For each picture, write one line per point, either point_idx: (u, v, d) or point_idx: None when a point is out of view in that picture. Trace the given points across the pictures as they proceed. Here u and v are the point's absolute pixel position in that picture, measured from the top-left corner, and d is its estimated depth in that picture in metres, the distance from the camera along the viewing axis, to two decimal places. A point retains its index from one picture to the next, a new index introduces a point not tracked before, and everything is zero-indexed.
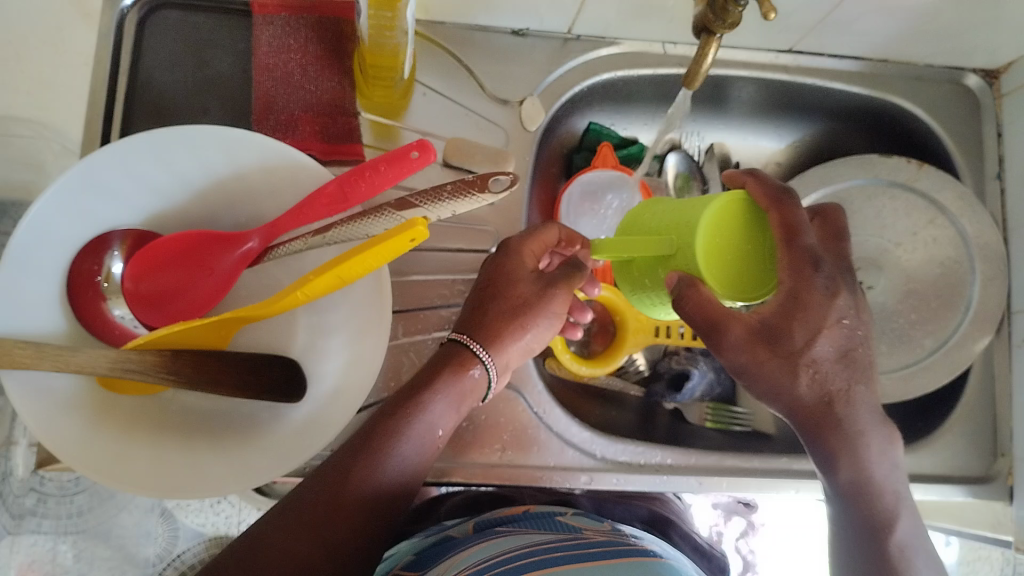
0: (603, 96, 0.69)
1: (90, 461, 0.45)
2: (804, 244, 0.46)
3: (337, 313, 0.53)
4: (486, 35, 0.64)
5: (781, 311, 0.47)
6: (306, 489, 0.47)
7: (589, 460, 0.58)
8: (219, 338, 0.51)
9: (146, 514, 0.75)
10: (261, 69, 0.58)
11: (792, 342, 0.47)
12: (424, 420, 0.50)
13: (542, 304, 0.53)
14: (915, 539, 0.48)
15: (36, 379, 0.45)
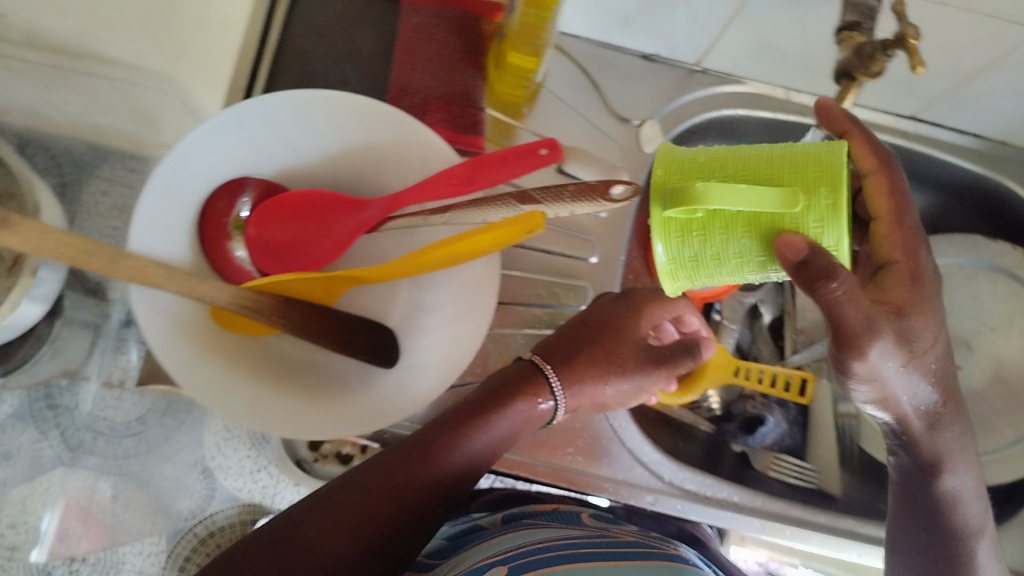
0: (717, 132, 0.69)
1: (195, 385, 0.49)
2: (911, 221, 0.48)
3: (440, 293, 0.55)
4: (617, 54, 0.65)
5: (913, 296, 0.46)
6: (354, 479, 0.48)
7: (656, 481, 0.59)
8: (326, 294, 0.54)
9: (185, 469, 0.64)
10: (402, 53, 0.60)
11: (923, 338, 0.46)
12: (488, 441, 0.52)
13: (632, 369, 0.58)
14: (988, 541, 0.54)
15: (161, 300, 0.48)
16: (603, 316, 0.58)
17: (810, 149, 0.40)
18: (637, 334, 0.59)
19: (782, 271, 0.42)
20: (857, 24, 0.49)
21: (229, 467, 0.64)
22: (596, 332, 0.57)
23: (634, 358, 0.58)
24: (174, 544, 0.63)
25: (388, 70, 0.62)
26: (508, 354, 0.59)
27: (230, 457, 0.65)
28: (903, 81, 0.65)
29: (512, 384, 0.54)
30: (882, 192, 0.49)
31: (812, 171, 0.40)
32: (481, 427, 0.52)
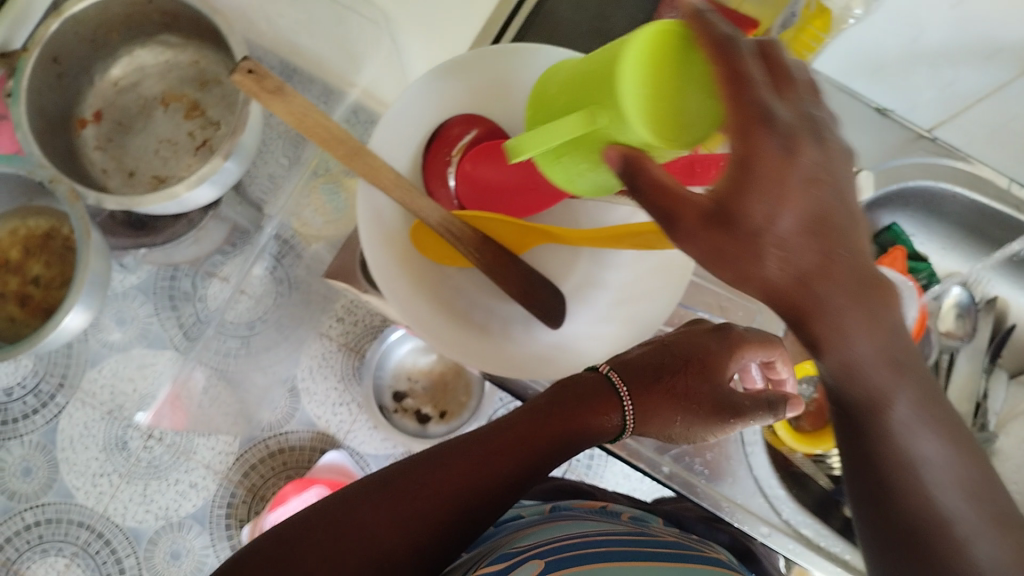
0: (922, 203, 0.69)
1: (386, 285, 0.53)
2: (759, 97, 0.32)
3: (619, 274, 0.56)
4: (851, 99, 0.65)
5: (732, 183, 0.32)
6: (408, 471, 0.44)
7: (773, 516, 0.63)
8: (515, 241, 0.55)
9: (278, 385, 0.99)
10: None
11: (775, 213, 0.32)
12: (545, 444, 0.48)
13: (709, 411, 0.53)
14: (912, 405, 0.38)
15: (381, 202, 0.53)
16: (690, 348, 0.54)
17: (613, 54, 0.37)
18: (722, 375, 0.54)
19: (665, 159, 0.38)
20: None
21: (316, 392, 0.99)
22: (681, 363, 0.53)
23: (714, 399, 0.53)
24: (247, 446, 0.98)
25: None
26: None
27: (319, 385, 1.00)
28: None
29: (572, 392, 0.50)
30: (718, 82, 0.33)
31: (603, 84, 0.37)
32: (539, 432, 0.48)
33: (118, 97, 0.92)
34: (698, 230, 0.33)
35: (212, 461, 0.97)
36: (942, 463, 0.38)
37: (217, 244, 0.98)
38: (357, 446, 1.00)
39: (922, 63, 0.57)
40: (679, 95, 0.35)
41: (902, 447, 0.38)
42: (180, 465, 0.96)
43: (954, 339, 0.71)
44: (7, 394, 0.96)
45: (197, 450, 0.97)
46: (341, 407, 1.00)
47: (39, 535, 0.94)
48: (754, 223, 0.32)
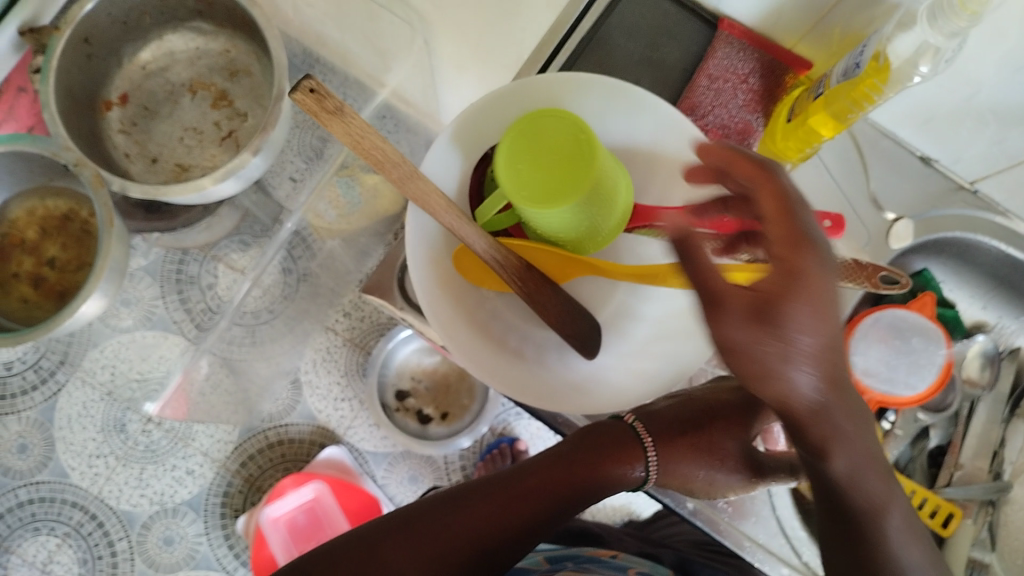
0: (955, 252, 0.69)
1: (428, 306, 0.54)
2: (805, 226, 0.38)
3: (658, 307, 0.55)
4: (895, 146, 0.65)
5: (775, 283, 0.36)
6: (430, 515, 0.49)
7: (793, 558, 0.63)
8: (557, 271, 0.54)
9: (281, 377, 0.97)
10: (702, 75, 0.61)
11: (807, 331, 0.36)
12: (567, 493, 0.53)
13: (729, 469, 0.59)
14: (891, 509, 0.45)
15: (426, 222, 0.54)
16: (716, 404, 0.60)
17: (526, 132, 0.49)
18: (747, 430, 0.60)
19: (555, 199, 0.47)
20: None
21: (318, 386, 0.98)
22: (707, 418, 0.59)
23: (735, 458, 0.59)
24: (246, 436, 0.98)
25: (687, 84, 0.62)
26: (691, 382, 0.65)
27: (321, 378, 0.99)
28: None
29: (596, 441, 0.55)
30: (769, 198, 0.39)
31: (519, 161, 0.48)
32: (566, 484, 0.53)
33: (145, 81, 0.91)
34: (740, 322, 0.35)
35: (210, 449, 0.97)
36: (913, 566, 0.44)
37: (231, 229, 0.91)
38: (356, 442, 0.99)
39: (981, 119, 0.57)
40: (554, 156, 0.48)
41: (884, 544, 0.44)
42: (178, 450, 0.96)
43: (978, 387, 0.72)
44: (7, 368, 0.94)
45: (196, 437, 0.97)
46: (342, 402, 0.99)
47: (31, 513, 0.94)
48: (792, 326, 0.35)
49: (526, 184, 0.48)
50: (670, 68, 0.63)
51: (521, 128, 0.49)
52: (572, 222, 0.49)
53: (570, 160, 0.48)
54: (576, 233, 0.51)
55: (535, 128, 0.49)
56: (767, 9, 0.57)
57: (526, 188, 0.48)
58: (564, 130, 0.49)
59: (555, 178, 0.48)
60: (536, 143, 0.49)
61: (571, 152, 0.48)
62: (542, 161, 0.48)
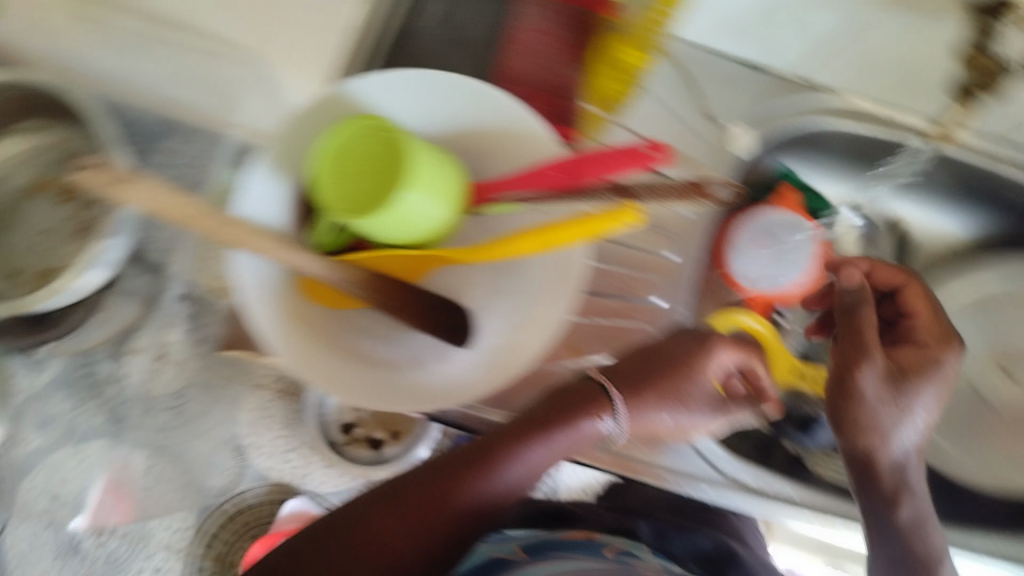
0: (803, 141, 0.69)
1: (282, 346, 0.54)
2: (952, 347, 0.63)
3: (517, 279, 0.56)
4: (720, 61, 0.66)
5: (920, 367, 0.62)
6: (411, 484, 0.55)
7: (717, 475, 0.65)
8: (410, 271, 0.56)
9: (221, 448, 0.90)
10: (515, 42, 0.62)
11: (921, 404, 0.61)
12: (494, 489, 0.55)
13: (693, 405, 0.61)
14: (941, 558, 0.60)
15: (254, 268, 0.52)
16: (667, 347, 0.61)
17: (330, 149, 0.49)
18: (707, 376, 0.60)
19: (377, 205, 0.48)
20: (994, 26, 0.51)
21: (262, 446, 0.91)
22: (668, 364, 0.60)
23: (698, 400, 0.61)
24: (204, 516, 0.92)
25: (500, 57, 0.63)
26: (578, 341, 0.64)
27: (264, 437, 0.91)
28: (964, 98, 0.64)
29: (566, 397, 0.57)
30: (920, 310, 0.65)
31: (335, 180, 0.49)
32: (495, 481, 0.55)
33: None
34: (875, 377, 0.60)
35: (171, 540, 0.90)
36: None
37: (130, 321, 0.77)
38: (317, 487, 0.94)
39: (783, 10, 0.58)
40: (365, 164, 0.49)
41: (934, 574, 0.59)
42: (139, 553, 0.88)
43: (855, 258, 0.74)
44: None
45: (153, 534, 0.89)
46: (291, 453, 0.93)
47: None
48: (919, 380, 0.61)
49: (347, 200, 0.49)
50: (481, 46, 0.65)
51: (326, 148, 0.49)
52: (403, 221, 0.50)
53: (376, 163, 0.48)
54: (414, 230, 0.52)
55: (343, 138, 0.49)
56: None
57: (349, 203, 0.48)
58: (365, 135, 0.49)
59: (370, 185, 0.48)
60: (343, 155, 0.49)
61: (383, 154, 0.48)
62: (354, 173, 0.49)
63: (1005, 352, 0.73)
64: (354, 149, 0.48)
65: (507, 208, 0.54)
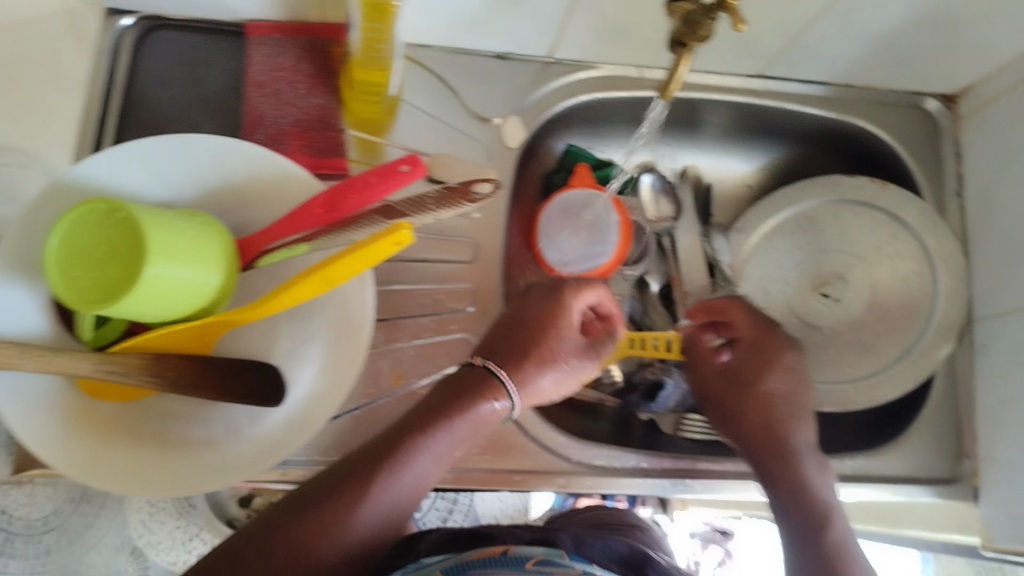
0: (579, 119, 0.72)
1: (68, 457, 0.53)
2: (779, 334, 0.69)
3: (314, 323, 0.58)
4: (471, 58, 0.67)
5: (746, 355, 0.68)
6: (326, 489, 0.50)
7: (566, 464, 0.65)
8: (201, 343, 0.55)
9: (117, 552, 0.98)
10: (252, 85, 0.60)
11: (769, 384, 0.66)
12: (397, 493, 0.51)
13: (570, 356, 0.62)
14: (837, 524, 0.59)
15: (17, 382, 0.52)
16: (531, 315, 0.62)
17: (63, 245, 0.48)
18: (569, 327, 0.62)
19: (122, 287, 0.47)
20: None
21: (159, 541, 0.99)
22: (536, 326, 0.62)
23: (569, 349, 0.62)
24: None
25: (238, 105, 0.60)
26: (399, 367, 0.63)
27: (159, 532, 0.99)
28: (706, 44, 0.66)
29: (457, 382, 0.56)
30: (740, 309, 0.70)
31: (76, 276, 0.47)
32: (398, 484, 0.51)
33: None
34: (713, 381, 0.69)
35: None
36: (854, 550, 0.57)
37: None
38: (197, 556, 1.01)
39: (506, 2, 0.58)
40: (102, 251, 0.48)
41: (829, 531, 0.59)
42: None
43: (665, 220, 0.77)
44: None
45: None
46: (191, 542, 1.00)
47: None
48: (749, 368, 0.67)
49: (90, 293, 0.47)
50: (219, 98, 0.61)
51: (57, 245, 0.48)
52: (164, 293, 0.48)
53: (112, 248, 0.47)
54: (182, 301, 0.51)
55: (76, 232, 0.48)
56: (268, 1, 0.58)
57: (94, 293, 0.47)
58: (94, 223, 0.48)
59: (111, 270, 0.47)
60: (77, 248, 0.48)
61: (118, 235, 0.47)
62: (92, 263, 0.48)
63: (822, 275, 0.75)
64: (85, 241, 0.47)
65: (306, 248, 0.52)
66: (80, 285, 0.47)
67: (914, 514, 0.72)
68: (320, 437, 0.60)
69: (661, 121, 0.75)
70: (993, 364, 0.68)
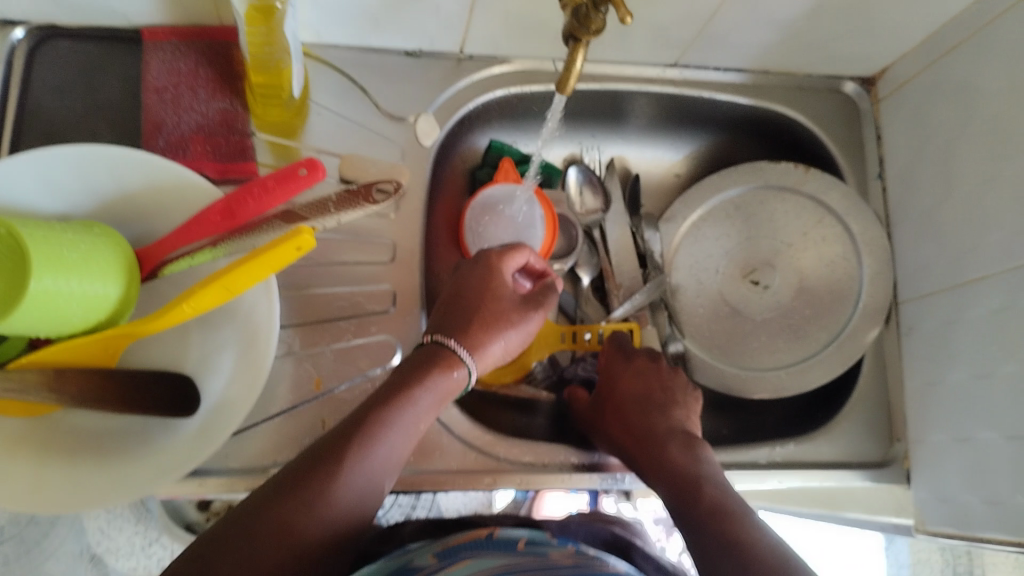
0: (498, 114, 0.72)
1: None
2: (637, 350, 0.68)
3: (226, 329, 0.57)
4: (382, 56, 0.67)
5: (607, 370, 0.67)
6: (291, 474, 0.46)
7: (494, 462, 0.62)
8: (107, 356, 0.53)
9: (76, 560, 0.92)
10: (150, 92, 0.61)
11: (627, 387, 0.64)
12: (363, 473, 0.47)
13: (519, 320, 0.59)
14: (714, 485, 0.54)
15: None
16: (469, 286, 0.58)
17: None
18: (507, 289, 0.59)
19: (9, 299, 0.45)
20: None
21: (119, 547, 0.93)
22: (476, 295, 0.58)
23: (515, 310, 0.59)
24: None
25: (139, 113, 0.61)
26: (319, 370, 0.60)
27: (118, 539, 0.94)
28: (618, 34, 0.66)
29: (416, 360, 0.53)
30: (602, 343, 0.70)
31: None
32: (363, 464, 0.47)
33: None
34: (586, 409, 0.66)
35: None
36: (736, 505, 0.51)
37: None
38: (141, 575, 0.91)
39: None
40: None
41: (705, 494, 0.53)
42: None
43: (594, 213, 0.76)
44: None
45: None
46: (152, 547, 0.94)
47: None
48: (612, 382, 0.66)
49: None
50: (120, 109, 0.61)
51: None
52: (57, 308, 0.47)
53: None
54: (78, 314, 0.49)
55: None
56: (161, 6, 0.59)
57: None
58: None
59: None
60: None
61: (2, 250, 0.46)
62: None
63: (751, 262, 0.75)
64: None
65: (206, 255, 0.51)
66: None
67: (856, 499, 0.69)
68: (240, 447, 0.58)
69: (585, 113, 0.75)
70: (919, 346, 0.68)
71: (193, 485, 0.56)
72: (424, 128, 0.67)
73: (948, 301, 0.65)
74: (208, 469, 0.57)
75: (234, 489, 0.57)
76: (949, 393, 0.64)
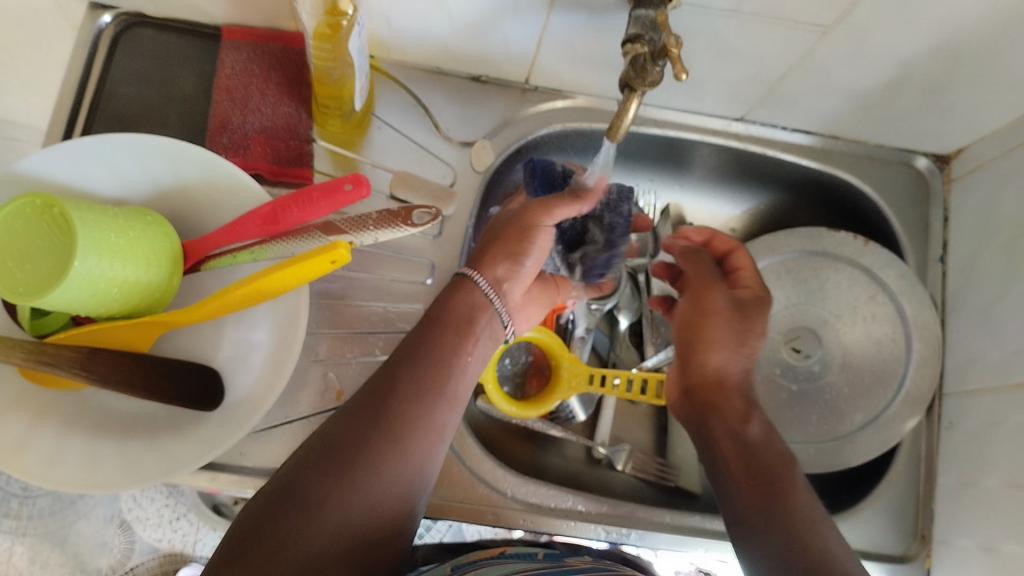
0: (558, 147, 0.72)
1: None
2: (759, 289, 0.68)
3: (259, 329, 0.58)
4: (448, 79, 0.68)
5: (756, 305, 0.63)
6: (360, 401, 0.50)
7: (500, 497, 0.62)
8: (141, 341, 0.55)
9: (105, 524, 0.89)
10: (220, 90, 0.62)
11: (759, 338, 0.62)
12: (415, 385, 0.51)
13: (504, 232, 0.58)
14: (795, 478, 0.54)
15: None
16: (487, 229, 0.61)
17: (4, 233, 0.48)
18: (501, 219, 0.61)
19: (50, 278, 0.47)
20: (638, 37, 0.50)
21: (147, 517, 0.89)
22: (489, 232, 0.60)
23: (507, 225, 0.59)
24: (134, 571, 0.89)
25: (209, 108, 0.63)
26: (342, 383, 0.61)
27: (148, 508, 0.90)
28: (685, 84, 0.65)
29: (447, 290, 0.56)
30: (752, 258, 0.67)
31: (10, 266, 0.48)
32: (418, 379, 0.51)
33: None
34: (719, 301, 0.62)
35: None
36: (816, 513, 0.52)
37: None
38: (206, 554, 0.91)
39: (476, 26, 0.60)
40: (39, 241, 0.48)
41: (791, 493, 0.53)
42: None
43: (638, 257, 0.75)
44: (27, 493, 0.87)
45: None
46: (179, 521, 0.90)
47: None
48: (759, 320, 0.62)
49: (21, 284, 0.47)
50: (190, 101, 0.63)
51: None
52: (94, 290, 0.48)
53: (48, 238, 0.48)
54: (117, 299, 0.50)
55: (12, 224, 0.48)
56: (244, 7, 0.61)
57: (25, 283, 0.47)
58: (35, 213, 0.48)
59: (45, 263, 0.47)
60: (16, 236, 0.48)
61: (51, 230, 0.48)
62: (29, 251, 0.48)
63: (794, 329, 0.73)
64: (25, 228, 0.48)
65: (247, 257, 0.53)
66: (14, 274, 0.48)
67: None
68: (257, 447, 0.59)
69: (645, 157, 0.74)
70: (958, 443, 0.65)
71: (207, 478, 0.57)
72: (478, 153, 0.67)
73: (994, 401, 0.62)
74: (223, 463, 0.58)
75: (244, 489, 0.58)
76: (982, 498, 0.61)
